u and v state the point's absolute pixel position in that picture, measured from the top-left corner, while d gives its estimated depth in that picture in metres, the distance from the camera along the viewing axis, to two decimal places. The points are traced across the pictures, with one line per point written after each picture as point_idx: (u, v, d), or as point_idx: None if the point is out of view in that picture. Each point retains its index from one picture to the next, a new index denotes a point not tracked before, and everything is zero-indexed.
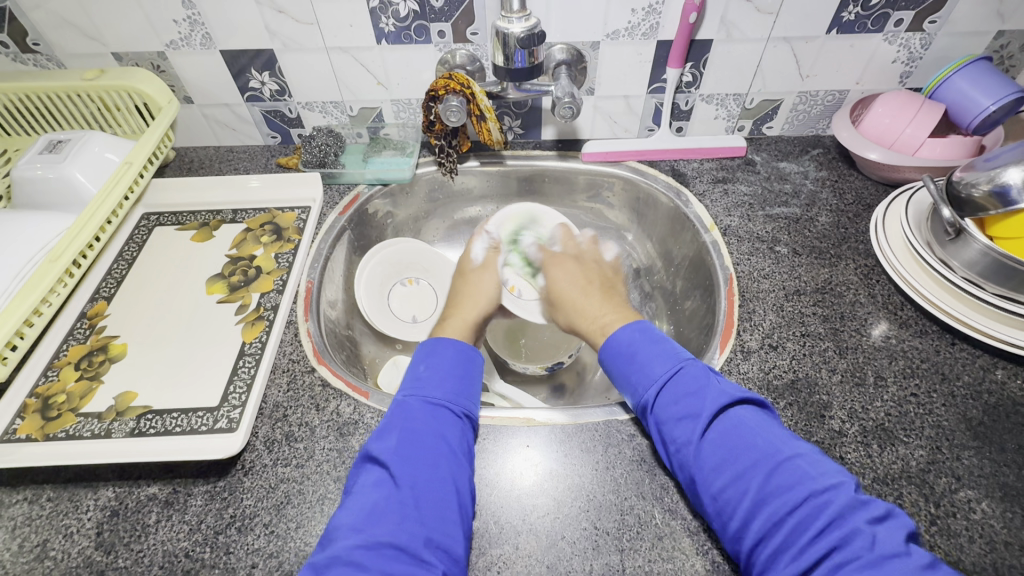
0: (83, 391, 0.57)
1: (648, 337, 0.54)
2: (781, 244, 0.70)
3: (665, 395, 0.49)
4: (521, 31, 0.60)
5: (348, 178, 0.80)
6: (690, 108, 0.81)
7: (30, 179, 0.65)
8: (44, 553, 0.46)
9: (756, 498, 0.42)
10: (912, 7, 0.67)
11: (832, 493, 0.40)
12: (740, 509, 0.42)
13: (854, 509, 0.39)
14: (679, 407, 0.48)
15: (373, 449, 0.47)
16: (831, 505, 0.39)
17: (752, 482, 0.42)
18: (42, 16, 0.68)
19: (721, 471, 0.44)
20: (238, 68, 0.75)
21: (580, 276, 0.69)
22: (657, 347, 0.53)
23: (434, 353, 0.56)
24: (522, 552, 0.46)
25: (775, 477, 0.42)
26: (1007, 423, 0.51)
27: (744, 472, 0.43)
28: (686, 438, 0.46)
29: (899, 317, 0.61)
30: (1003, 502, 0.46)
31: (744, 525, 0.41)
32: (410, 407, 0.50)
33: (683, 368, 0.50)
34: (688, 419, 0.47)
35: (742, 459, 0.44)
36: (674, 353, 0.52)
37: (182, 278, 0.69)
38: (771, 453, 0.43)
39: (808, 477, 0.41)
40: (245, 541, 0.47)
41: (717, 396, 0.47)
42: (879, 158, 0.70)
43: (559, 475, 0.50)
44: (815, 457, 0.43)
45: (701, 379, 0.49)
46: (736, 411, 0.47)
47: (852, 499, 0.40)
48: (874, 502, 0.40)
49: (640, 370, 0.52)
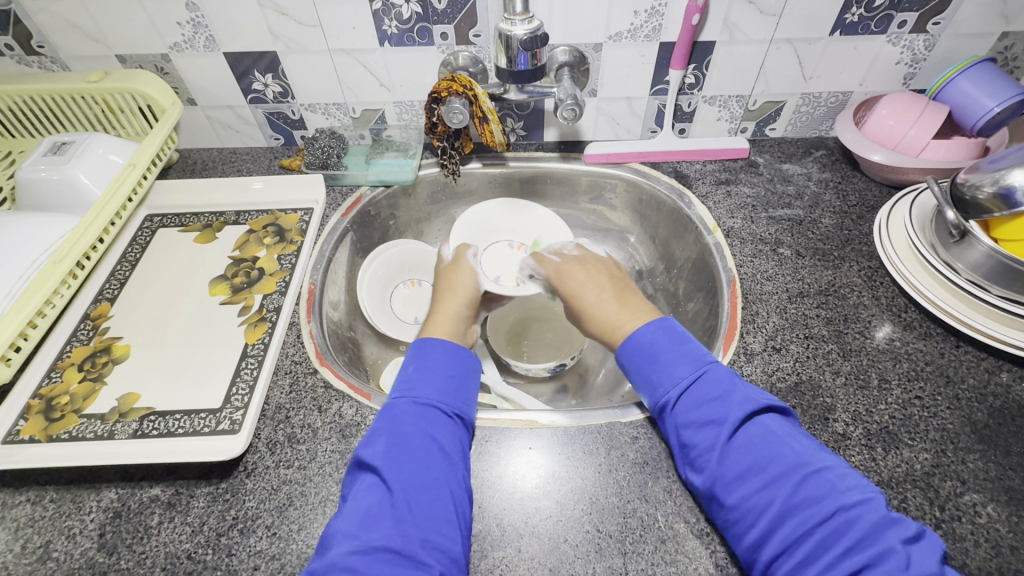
0: (86, 392, 0.57)
1: (671, 337, 0.53)
2: (783, 245, 0.69)
3: (688, 398, 0.49)
4: (524, 34, 0.60)
5: (350, 179, 0.79)
6: (692, 110, 0.81)
7: (34, 180, 0.65)
8: (47, 553, 0.46)
9: (782, 509, 0.41)
10: (916, 9, 0.67)
11: (861, 508, 0.40)
12: (763, 518, 0.42)
13: (885, 529, 0.38)
14: (704, 412, 0.47)
15: (363, 454, 0.47)
16: (861, 520, 0.39)
17: (779, 491, 0.42)
18: (47, 18, 0.69)
19: (746, 476, 0.43)
20: (242, 70, 0.75)
21: (592, 279, 0.65)
22: (680, 349, 0.52)
23: (422, 354, 0.56)
24: (525, 555, 0.46)
25: (802, 488, 0.42)
26: (1013, 426, 0.51)
27: (770, 482, 0.43)
28: (710, 443, 0.46)
29: (903, 319, 0.60)
30: (1008, 506, 0.46)
31: (765, 535, 0.41)
32: (399, 410, 0.50)
33: (706, 371, 0.50)
34: (713, 424, 0.46)
35: (769, 467, 0.43)
36: (697, 355, 0.52)
37: (185, 279, 0.69)
38: (799, 462, 0.43)
39: (836, 491, 0.41)
40: (247, 543, 0.46)
41: (743, 403, 0.47)
42: (883, 160, 0.69)
43: (562, 477, 0.50)
44: (843, 470, 0.43)
45: (726, 385, 0.49)
46: (763, 419, 0.46)
47: (882, 516, 0.39)
48: (907, 520, 0.39)
49: (662, 370, 0.51)
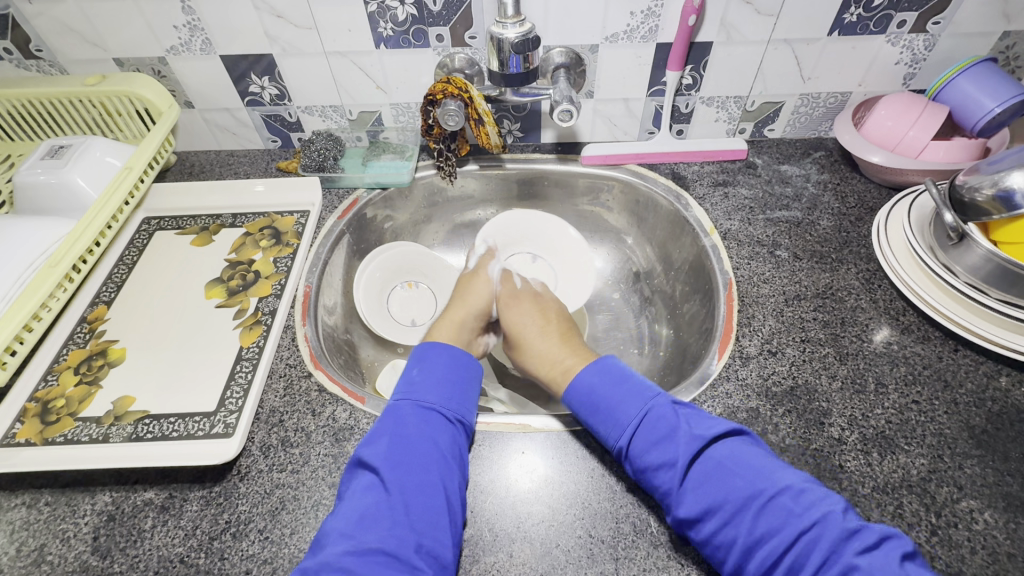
0: (82, 395, 0.57)
1: (611, 377, 0.54)
2: (781, 247, 0.69)
3: (637, 442, 0.48)
4: (516, 36, 0.60)
5: (347, 182, 0.79)
6: (690, 111, 0.80)
7: (32, 184, 0.66)
8: (41, 557, 0.47)
9: (746, 544, 0.41)
10: (916, 8, 0.66)
11: (819, 529, 0.40)
12: (733, 554, 0.41)
13: (846, 542, 0.39)
14: (654, 455, 0.47)
15: (364, 454, 0.47)
16: (822, 541, 0.39)
17: (741, 526, 0.42)
18: (44, 22, 0.69)
19: (706, 517, 0.43)
20: (239, 73, 0.75)
21: (538, 316, 0.68)
22: (622, 388, 0.52)
23: (428, 357, 0.56)
24: (517, 560, 0.45)
25: (762, 519, 0.42)
26: (1012, 431, 0.50)
27: (732, 517, 0.42)
28: (667, 486, 0.45)
29: (901, 322, 0.60)
30: (1006, 512, 0.45)
31: (739, 568, 0.41)
32: (402, 412, 0.51)
33: (651, 409, 0.50)
34: (664, 467, 0.46)
35: (726, 504, 0.43)
36: (640, 392, 0.51)
37: (182, 283, 0.69)
38: (753, 493, 0.43)
39: (793, 516, 0.41)
40: (240, 546, 0.47)
41: (690, 440, 0.46)
42: (883, 161, 0.69)
43: (556, 482, 0.50)
44: (804, 488, 0.42)
45: (669, 421, 0.48)
46: (711, 452, 0.46)
47: (843, 529, 0.39)
48: (868, 529, 0.40)
49: (607, 418, 0.51)
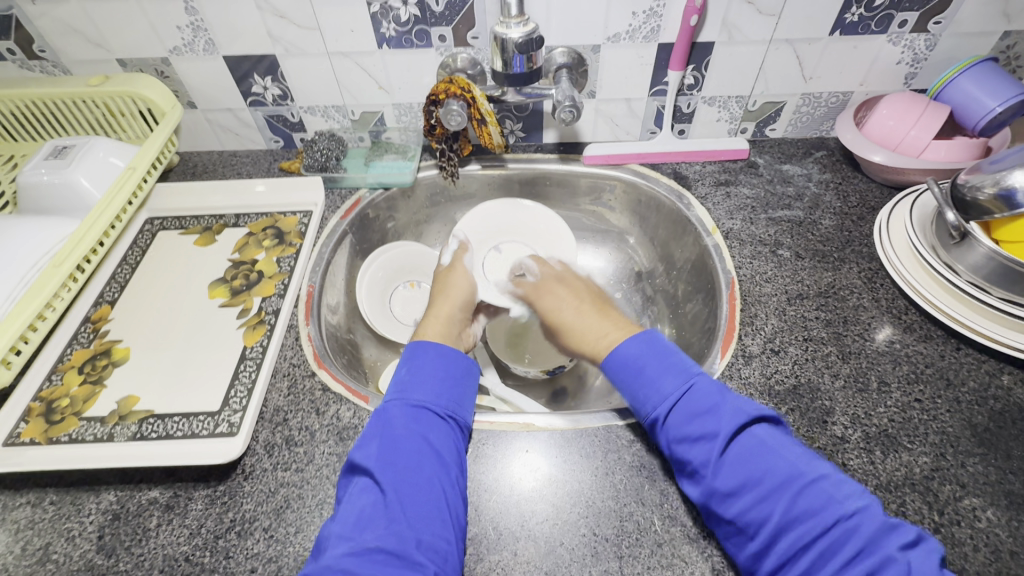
0: (86, 394, 0.57)
1: (657, 350, 0.53)
2: (783, 247, 0.69)
3: (676, 413, 0.48)
4: (519, 36, 0.60)
5: (349, 182, 0.79)
6: (692, 111, 0.81)
7: (35, 184, 0.66)
8: (47, 556, 0.47)
9: (780, 522, 0.41)
10: (917, 8, 0.66)
11: (861, 518, 0.40)
12: (762, 531, 0.41)
13: (886, 534, 0.38)
14: (693, 426, 0.47)
15: (356, 458, 0.47)
16: (861, 530, 0.39)
17: (777, 504, 0.42)
18: (48, 23, 0.69)
19: (741, 492, 0.43)
20: (241, 73, 0.75)
21: (571, 297, 0.68)
22: (666, 362, 0.52)
23: (415, 356, 0.55)
24: (521, 558, 0.46)
25: (799, 501, 0.41)
26: (1013, 429, 0.51)
27: (767, 495, 0.42)
28: (703, 458, 0.45)
29: (903, 321, 0.60)
30: (1008, 510, 0.46)
31: (766, 545, 0.41)
32: (391, 412, 0.50)
33: (695, 383, 0.49)
34: (704, 439, 0.46)
35: (764, 481, 0.43)
36: (684, 367, 0.51)
37: (185, 282, 0.69)
38: (794, 475, 0.42)
39: (835, 501, 0.41)
40: (245, 545, 0.47)
41: (734, 415, 0.46)
42: (884, 160, 0.69)
43: (560, 480, 0.50)
44: (839, 479, 0.43)
45: (715, 396, 0.48)
46: (755, 430, 0.46)
47: (882, 523, 0.39)
48: (904, 526, 0.39)
49: (650, 384, 0.51)
